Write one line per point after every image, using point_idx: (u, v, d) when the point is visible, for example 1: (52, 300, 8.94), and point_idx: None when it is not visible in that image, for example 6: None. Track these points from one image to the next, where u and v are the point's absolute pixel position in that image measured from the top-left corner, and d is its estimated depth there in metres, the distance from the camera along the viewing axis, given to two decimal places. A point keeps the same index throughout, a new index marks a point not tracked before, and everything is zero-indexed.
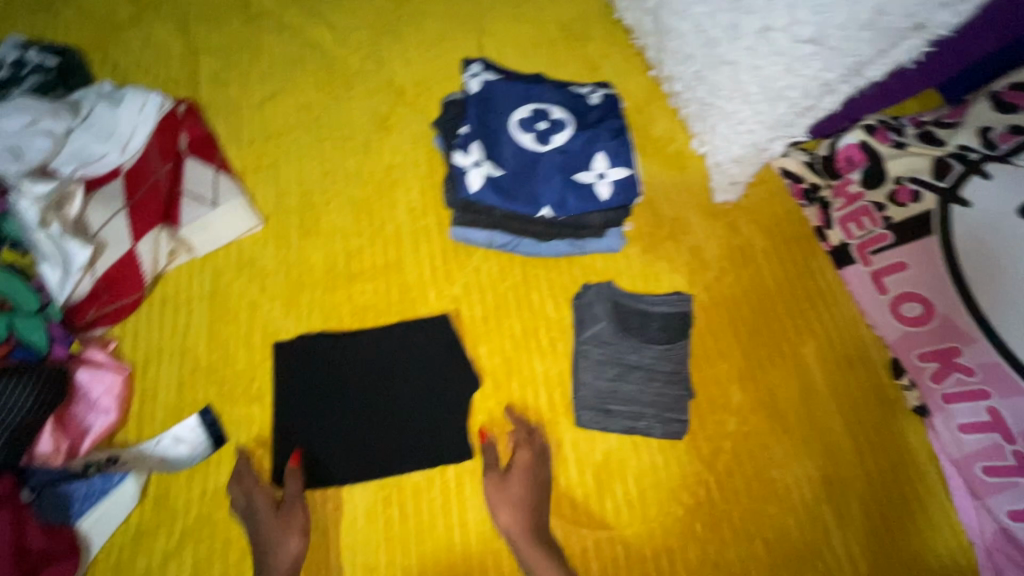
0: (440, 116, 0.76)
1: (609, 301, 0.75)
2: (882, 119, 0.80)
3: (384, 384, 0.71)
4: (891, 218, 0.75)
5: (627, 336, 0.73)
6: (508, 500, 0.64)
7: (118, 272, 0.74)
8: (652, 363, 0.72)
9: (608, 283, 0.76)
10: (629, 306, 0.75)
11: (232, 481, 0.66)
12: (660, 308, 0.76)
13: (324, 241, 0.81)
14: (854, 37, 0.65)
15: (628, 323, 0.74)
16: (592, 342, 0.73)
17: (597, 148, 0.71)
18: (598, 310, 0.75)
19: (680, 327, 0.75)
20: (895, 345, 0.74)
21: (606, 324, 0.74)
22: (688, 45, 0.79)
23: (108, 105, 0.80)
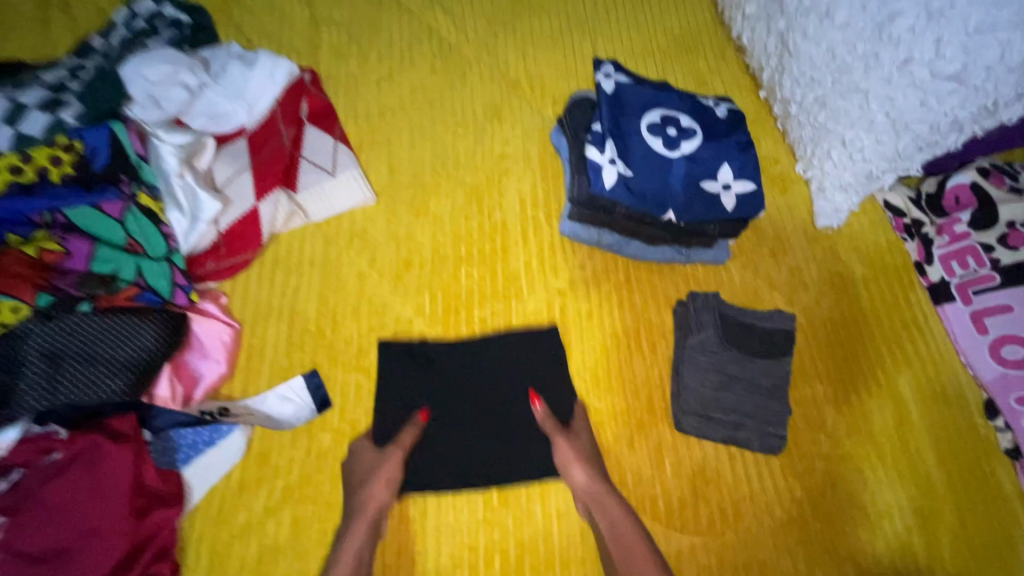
0: (569, 113, 0.77)
1: (715, 311, 0.76)
2: (995, 163, 0.82)
3: (485, 379, 0.73)
4: (999, 260, 0.78)
5: (731, 348, 0.74)
6: (581, 456, 0.67)
7: (239, 228, 0.75)
8: (753, 376, 0.73)
9: (715, 293, 0.77)
10: (733, 318, 0.76)
11: (362, 434, 0.69)
12: (763, 323, 0.76)
13: (433, 222, 0.82)
14: (999, 78, 0.67)
15: (733, 335, 0.75)
16: (696, 349, 0.74)
17: (723, 159, 0.73)
18: (704, 318, 0.75)
19: (782, 344, 0.75)
20: (991, 385, 0.75)
21: (712, 333, 0.74)
22: (815, 69, 0.80)
23: (241, 65, 0.81)
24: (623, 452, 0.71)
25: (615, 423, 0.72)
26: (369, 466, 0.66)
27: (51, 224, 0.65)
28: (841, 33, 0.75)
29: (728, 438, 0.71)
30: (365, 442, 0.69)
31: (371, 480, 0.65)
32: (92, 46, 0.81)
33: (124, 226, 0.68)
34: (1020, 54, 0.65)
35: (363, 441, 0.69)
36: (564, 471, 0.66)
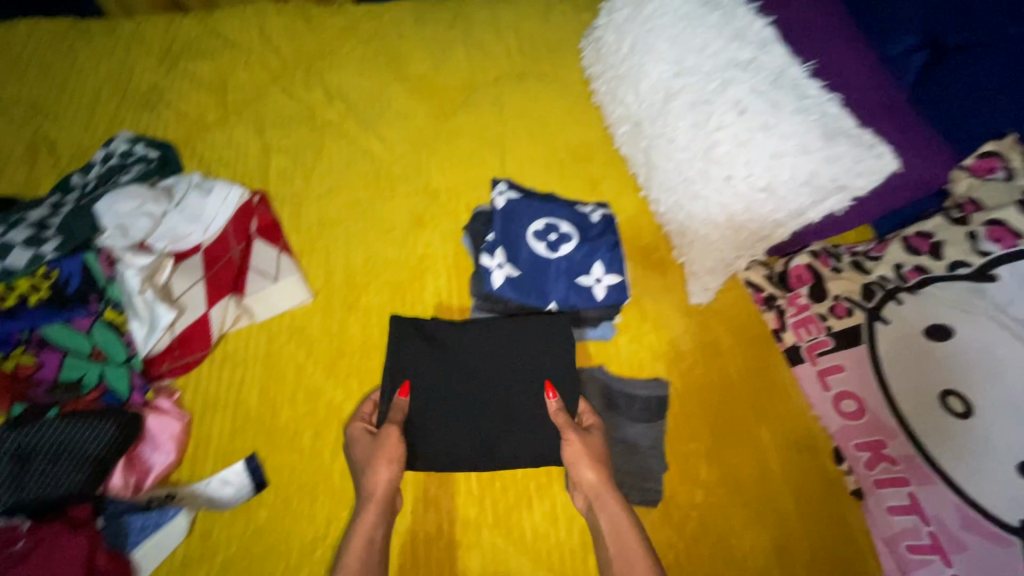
0: (472, 224, 1.00)
1: (599, 382, 0.92)
2: (824, 247, 0.99)
3: (472, 376, 0.87)
4: (831, 326, 0.93)
5: (613, 413, 0.90)
6: (592, 456, 0.78)
7: (191, 333, 0.88)
8: (632, 438, 0.88)
9: (599, 367, 0.93)
10: (616, 387, 0.92)
11: (352, 422, 0.83)
12: (644, 391, 0.91)
13: (363, 316, 0.96)
14: (796, 190, 0.85)
15: (615, 403, 0.91)
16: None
17: (595, 259, 0.93)
18: (590, 389, 0.92)
19: (658, 409, 0.90)
20: (837, 434, 0.90)
21: (596, 402, 0.91)
22: (671, 180, 0.99)
23: (199, 193, 0.98)
24: (524, 511, 0.82)
25: (518, 485, 0.84)
26: (366, 446, 0.79)
27: (28, 341, 0.81)
28: (683, 154, 0.94)
29: (612, 493, 0.83)
30: (359, 426, 0.82)
31: (373, 460, 0.76)
32: (72, 183, 0.97)
33: (89, 337, 0.82)
34: (805, 173, 0.83)
35: (359, 423, 0.82)
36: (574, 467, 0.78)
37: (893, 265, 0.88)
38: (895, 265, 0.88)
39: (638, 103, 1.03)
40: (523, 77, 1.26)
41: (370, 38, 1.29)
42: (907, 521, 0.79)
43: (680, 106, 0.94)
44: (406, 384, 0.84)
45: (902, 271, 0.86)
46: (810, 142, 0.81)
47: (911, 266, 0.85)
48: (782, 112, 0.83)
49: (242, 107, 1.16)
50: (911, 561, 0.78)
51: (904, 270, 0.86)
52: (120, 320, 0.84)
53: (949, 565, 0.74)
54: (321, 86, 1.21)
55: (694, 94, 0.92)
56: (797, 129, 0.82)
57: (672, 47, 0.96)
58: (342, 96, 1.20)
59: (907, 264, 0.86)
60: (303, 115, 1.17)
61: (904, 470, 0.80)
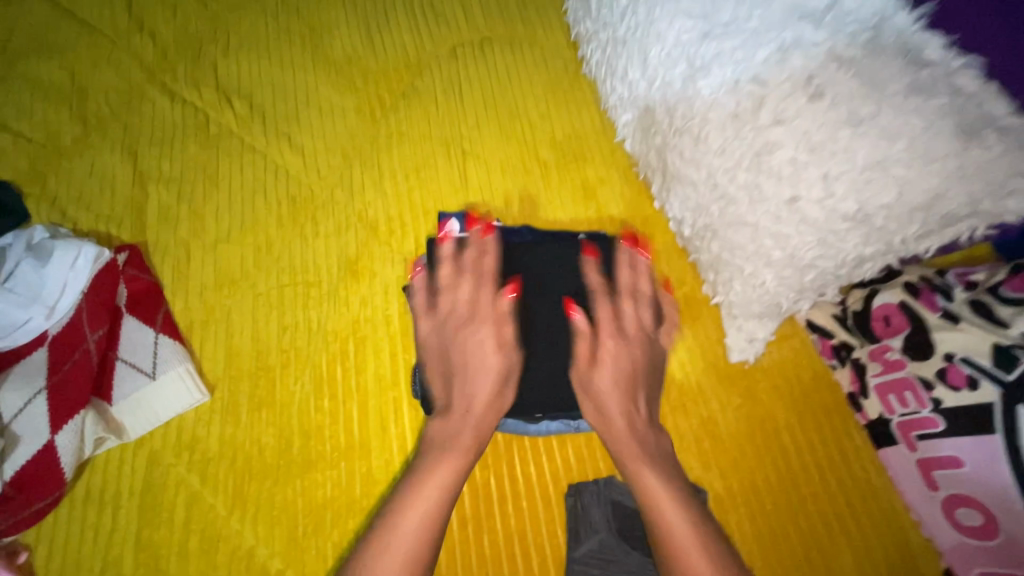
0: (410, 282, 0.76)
1: (607, 503, 0.65)
2: (925, 274, 0.69)
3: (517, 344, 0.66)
4: (940, 401, 0.64)
5: (632, 549, 0.63)
6: (621, 384, 0.62)
7: (32, 472, 0.62)
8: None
9: (608, 479, 0.67)
10: (631, 506, 0.65)
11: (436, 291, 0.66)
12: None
13: (278, 418, 0.70)
14: (903, 218, 0.54)
15: (631, 531, 0.64)
16: (587, 560, 0.62)
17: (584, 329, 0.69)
18: (595, 518, 0.64)
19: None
20: (950, 555, 0.63)
21: (606, 535, 0.63)
22: (700, 195, 0.68)
23: (35, 262, 0.70)
24: None
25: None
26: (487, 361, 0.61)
27: None
28: (719, 159, 0.63)
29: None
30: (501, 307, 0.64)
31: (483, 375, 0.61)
32: None
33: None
34: (922, 194, 0.52)
35: (492, 330, 0.62)
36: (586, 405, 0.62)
37: None
38: None
39: (647, 81, 0.70)
40: (488, 45, 0.93)
41: (280, 7, 0.97)
42: None
43: (713, 87, 0.61)
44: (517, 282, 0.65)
45: None
46: (932, 144, 0.50)
47: None
48: (883, 93, 0.51)
49: (108, 119, 0.85)
50: None
51: None
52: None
53: None
54: (213, 80, 0.89)
55: (734, 67, 0.59)
56: (913, 122, 0.50)
57: None
58: (244, 92, 0.89)
59: None
60: (191, 122, 0.86)
61: None
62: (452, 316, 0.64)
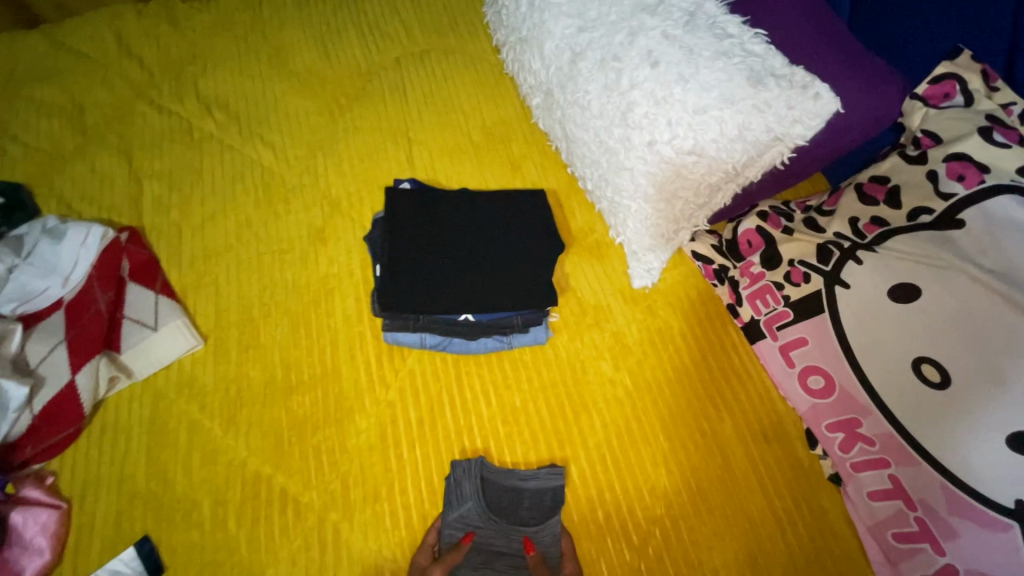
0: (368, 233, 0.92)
1: (477, 477, 0.76)
2: (774, 206, 0.88)
3: (461, 269, 0.84)
4: (789, 296, 0.82)
5: (494, 519, 0.74)
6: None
7: (57, 408, 0.75)
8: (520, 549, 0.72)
9: (478, 459, 0.77)
10: (499, 482, 0.76)
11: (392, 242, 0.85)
12: (532, 484, 0.76)
13: (263, 357, 0.84)
14: (727, 148, 0.73)
15: (497, 503, 0.75)
16: (454, 526, 0.73)
17: (510, 264, 0.85)
18: (465, 490, 0.75)
19: (552, 508, 0.75)
20: (806, 415, 0.80)
21: (473, 505, 0.74)
22: (592, 152, 0.86)
23: (51, 241, 0.84)
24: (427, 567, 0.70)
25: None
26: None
27: None
28: (599, 121, 0.81)
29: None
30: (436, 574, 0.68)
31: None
32: None
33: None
34: (734, 128, 0.71)
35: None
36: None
37: (848, 219, 0.77)
38: (850, 218, 0.77)
39: (546, 68, 0.89)
40: (425, 55, 1.12)
41: (248, 33, 1.14)
42: (891, 507, 0.71)
43: (589, 65, 0.80)
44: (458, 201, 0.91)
45: (859, 226, 0.75)
46: (735, 91, 0.69)
47: (868, 219, 0.75)
48: (700, 58, 0.71)
49: (103, 132, 1.01)
50: (898, 551, 0.70)
51: (860, 224, 0.75)
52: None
53: (941, 555, 0.66)
54: (193, 95, 1.05)
55: (601, 49, 0.78)
56: (719, 76, 0.70)
57: None
58: (221, 104, 1.05)
59: (862, 217, 0.75)
60: (177, 130, 1.02)
61: (882, 450, 0.71)
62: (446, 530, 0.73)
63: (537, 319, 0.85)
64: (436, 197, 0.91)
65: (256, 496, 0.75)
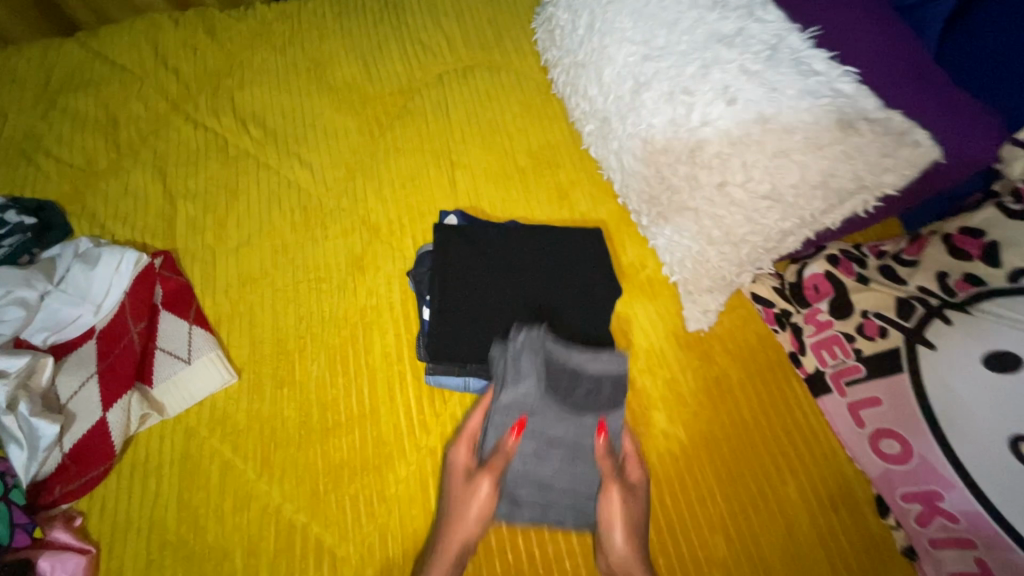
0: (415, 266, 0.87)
1: (537, 353, 0.74)
2: (844, 249, 0.82)
3: (508, 309, 0.80)
4: (861, 350, 0.76)
5: (552, 402, 0.73)
6: (627, 532, 0.69)
7: (87, 446, 0.72)
8: (578, 435, 0.73)
9: (540, 332, 0.75)
10: (562, 362, 0.74)
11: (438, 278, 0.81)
12: (593, 366, 0.75)
13: (299, 393, 0.80)
14: (807, 195, 0.67)
15: (557, 382, 0.74)
16: (510, 403, 0.73)
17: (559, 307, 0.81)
18: (526, 366, 0.73)
19: (612, 392, 0.74)
20: (878, 480, 0.75)
21: (532, 384, 0.73)
22: (651, 188, 0.81)
23: (84, 266, 0.80)
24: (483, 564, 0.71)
25: (454, 469, 0.72)
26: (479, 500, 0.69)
27: None
28: (663, 157, 0.76)
29: (538, 518, 0.72)
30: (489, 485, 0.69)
31: (466, 515, 0.68)
32: None
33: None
34: (818, 174, 0.65)
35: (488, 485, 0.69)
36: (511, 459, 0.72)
37: (935, 274, 0.71)
38: (938, 273, 0.71)
39: (604, 96, 0.84)
40: (469, 72, 1.07)
41: (287, 44, 1.10)
42: None
43: (654, 97, 0.75)
44: (504, 235, 0.86)
45: (948, 283, 0.69)
46: (821, 135, 0.63)
47: (959, 276, 0.68)
48: (783, 97, 0.65)
49: (138, 147, 0.97)
50: None
51: (951, 280, 0.69)
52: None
53: None
54: (230, 110, 1.02)
55: (669, 81, 0.73)
56: (805, 118, 0.64)
57: (637, 23, 0.77)
58: (258, 120, 1.02)
59: (953, 273, 0.69)
60: (213, 146, 0.98)
61: (967, 529, 0.65)
62: (502, 403, 0.73)
63: (621, 373, 0.75)
64: (483, 229, 0.86)
65: (290, 546, 0.71)
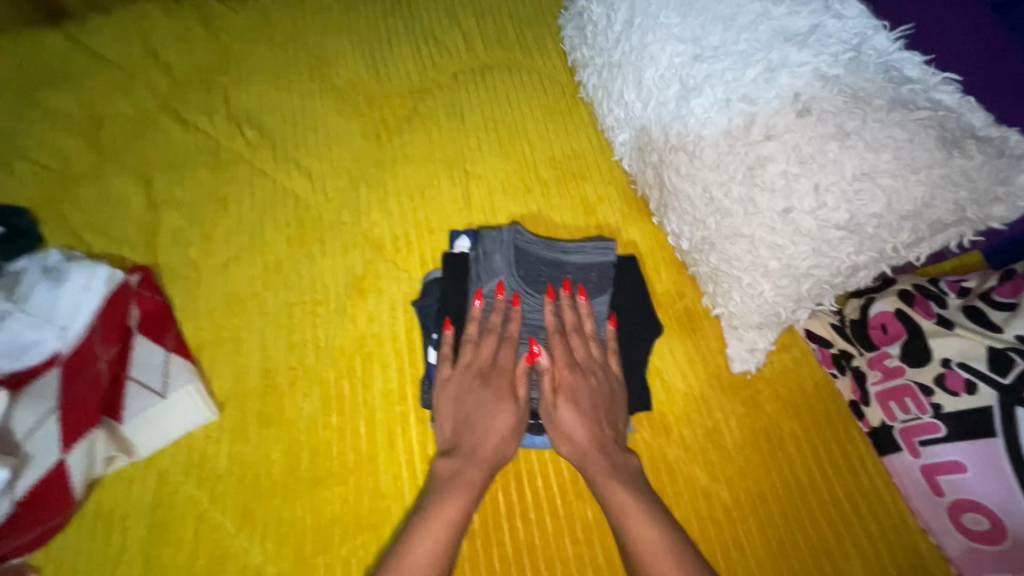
0: (420, 294, 0.77)
1: (509, 248, 0.75)
2: (919, 284, 0.71)
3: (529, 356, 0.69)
4: (940, 406, 0.64)
5: (530, 291, 0.73)
6: (580, 411, 0.66)
7: (41, 494, 0.62)
8: (564, 321, 0.72)
9: (511, 228, 0.76)
10: (538, 254, 0.75)
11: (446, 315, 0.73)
12: (575, 256, 0.75)
13: (286, 434, 0.70)
14: (893, 226, 0.56)
15: (537, 276, 0.74)
16: (490, 299, 0.72)
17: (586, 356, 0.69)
18: (498, 261, 0.74)
19: (598, 277, 0.74)
20: (959, 560, 0.63)
21: (507, 277, 0.73)
22: (696, 209, 0.70)
23: (50, 282, 0.70)
24: None
25: (475, 379, 0.67)
26: (502, 383, 0.67)
27: None
28: (714, 175, 0.65)
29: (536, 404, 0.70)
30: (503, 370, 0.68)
31: (492, 425, 0.65)
32: None
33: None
34: (910, 203, 0.54)
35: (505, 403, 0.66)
36: (506, 319, 0.71)
37: None
38: None
39: (642, 102, 0.73)
40: (487, 71, 0.97)
41: (288, 39, 1.01)
42: None
43: (706, 105, 0.64)
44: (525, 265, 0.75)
45: None
46: (917, 155, 0.52)
47: None
48: (868, 109, 0.54)
49: (121, 148, 0.88)
50: None
51: None
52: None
53: None
54: (223, 109, 0.93)
55: (725, 86, 0.62)
56: (896, 135, 0.53)
57: (686, 18, 0.67)
58: (253, 120, 0.92)
59: None
60: (203, 149, 0.89)
61: None
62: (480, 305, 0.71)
63: (605, 264, 0.75)
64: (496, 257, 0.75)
65: None
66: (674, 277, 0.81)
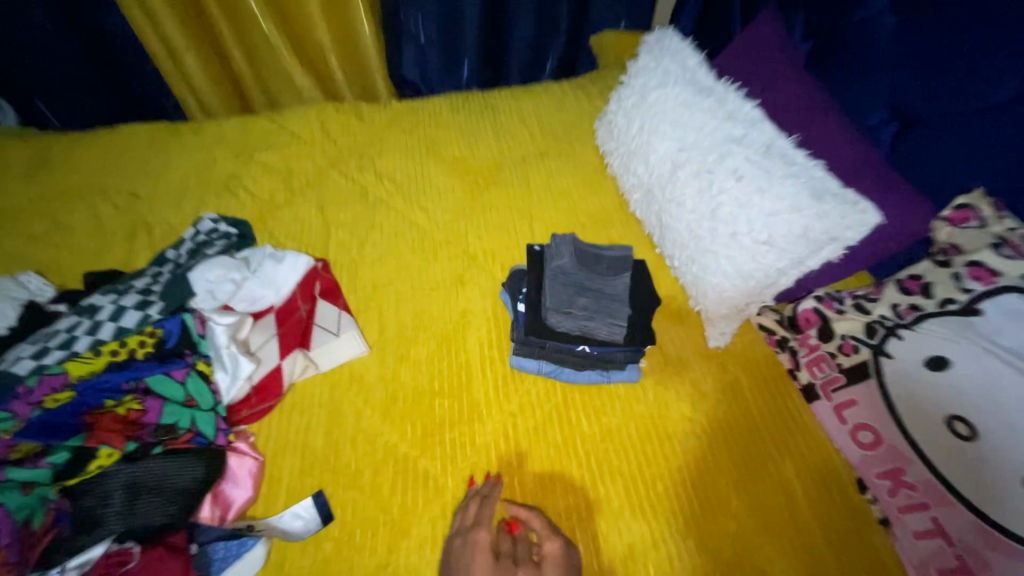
0: (507, 279, 1.17)
1: (570, 243, 1.15)
2: (827, 292, 1.06)
3: (580, 304, 1.07)
4: (842, 363, 1.00)
5: (580, 268, 1.12)
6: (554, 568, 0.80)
7: (266, 383, 1.00)
8: (601, 287, 1.10)
9: (570, 235, 1.17)
10: (587, 250, 1.17)
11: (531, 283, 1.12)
12: (609, 254, 1.17)
13: (414, 366, 1.07)
14: (794, 242, 0.97)
15: (585, 262, 1.14)
16: (555, 267, 1.11)
17: (615, 308, 1.07)
18: (563, 250, 1.14)
19: (621, 266, 1.15)
20: (859, 465, 0.95)
21: (568, 258, 1.13)
22: (682, 238, 1.13)
23: (273, 262, 1.13)
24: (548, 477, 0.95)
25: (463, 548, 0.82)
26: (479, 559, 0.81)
27: (136, 389, 0.92)
28: (692, 215, 1.09)
29: (581, 330, 1.04)
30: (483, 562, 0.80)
31: None
32: (167, 256, 1.14)
33: (131, 372, 0.92)
34: (800, 228, 0.95)
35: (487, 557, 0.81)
36: (566, 282, 1.10)
37: (890, 304, 0.95)
38: (892, 304, 0.95)
39: (650, 172, 1.20)
40: (545, 156, 1.44)
41: (413, 130, 1.51)
42: (932, 544, 0.83)
43: (686, 175, 1.10)
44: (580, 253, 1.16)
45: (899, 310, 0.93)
46: (801, 202, 0.94)
47: (906, 305, 0.93)
48: (773, 177, 0.98)
49: (305, 190, 1.35)
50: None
51: (901, 308, 0.93)
52: (155, 336, 0.96)
53: None
54: (371, 170, 1.40)
55: (697, 164, 1.08)
56: (789, 191, 0.95)
57: (675, 128, 1.14)
58: (390, 178, 1.39)
59: (903, 303, 0.93)
60: (357, 194, 1.34)
61: (924, 495, 0.84)
62: (552, 271, 1.11)
63: (626, 259, 1.16)
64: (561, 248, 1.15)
65: (404, 471, 0.94)
66: (671, 287, 1.21)
